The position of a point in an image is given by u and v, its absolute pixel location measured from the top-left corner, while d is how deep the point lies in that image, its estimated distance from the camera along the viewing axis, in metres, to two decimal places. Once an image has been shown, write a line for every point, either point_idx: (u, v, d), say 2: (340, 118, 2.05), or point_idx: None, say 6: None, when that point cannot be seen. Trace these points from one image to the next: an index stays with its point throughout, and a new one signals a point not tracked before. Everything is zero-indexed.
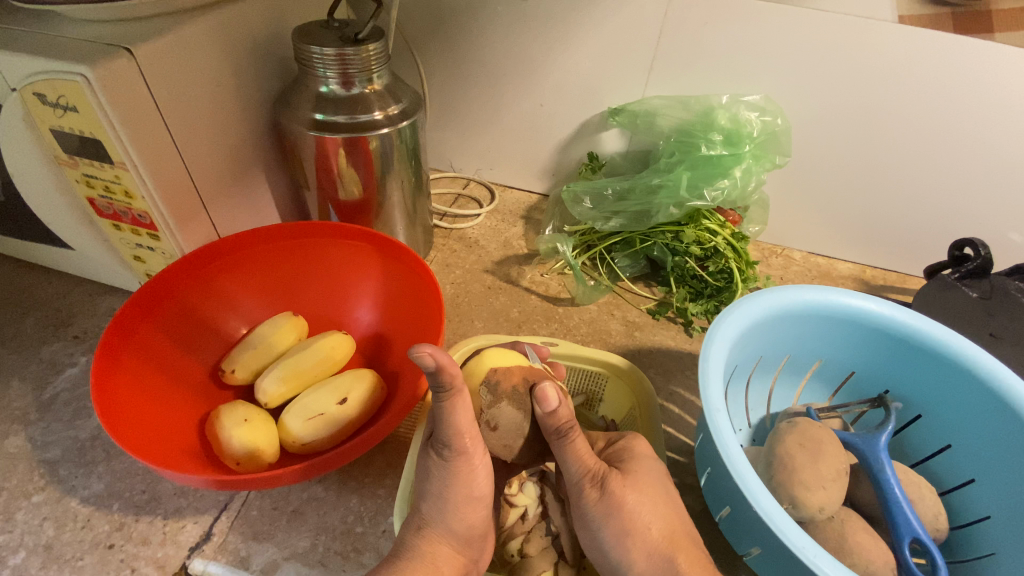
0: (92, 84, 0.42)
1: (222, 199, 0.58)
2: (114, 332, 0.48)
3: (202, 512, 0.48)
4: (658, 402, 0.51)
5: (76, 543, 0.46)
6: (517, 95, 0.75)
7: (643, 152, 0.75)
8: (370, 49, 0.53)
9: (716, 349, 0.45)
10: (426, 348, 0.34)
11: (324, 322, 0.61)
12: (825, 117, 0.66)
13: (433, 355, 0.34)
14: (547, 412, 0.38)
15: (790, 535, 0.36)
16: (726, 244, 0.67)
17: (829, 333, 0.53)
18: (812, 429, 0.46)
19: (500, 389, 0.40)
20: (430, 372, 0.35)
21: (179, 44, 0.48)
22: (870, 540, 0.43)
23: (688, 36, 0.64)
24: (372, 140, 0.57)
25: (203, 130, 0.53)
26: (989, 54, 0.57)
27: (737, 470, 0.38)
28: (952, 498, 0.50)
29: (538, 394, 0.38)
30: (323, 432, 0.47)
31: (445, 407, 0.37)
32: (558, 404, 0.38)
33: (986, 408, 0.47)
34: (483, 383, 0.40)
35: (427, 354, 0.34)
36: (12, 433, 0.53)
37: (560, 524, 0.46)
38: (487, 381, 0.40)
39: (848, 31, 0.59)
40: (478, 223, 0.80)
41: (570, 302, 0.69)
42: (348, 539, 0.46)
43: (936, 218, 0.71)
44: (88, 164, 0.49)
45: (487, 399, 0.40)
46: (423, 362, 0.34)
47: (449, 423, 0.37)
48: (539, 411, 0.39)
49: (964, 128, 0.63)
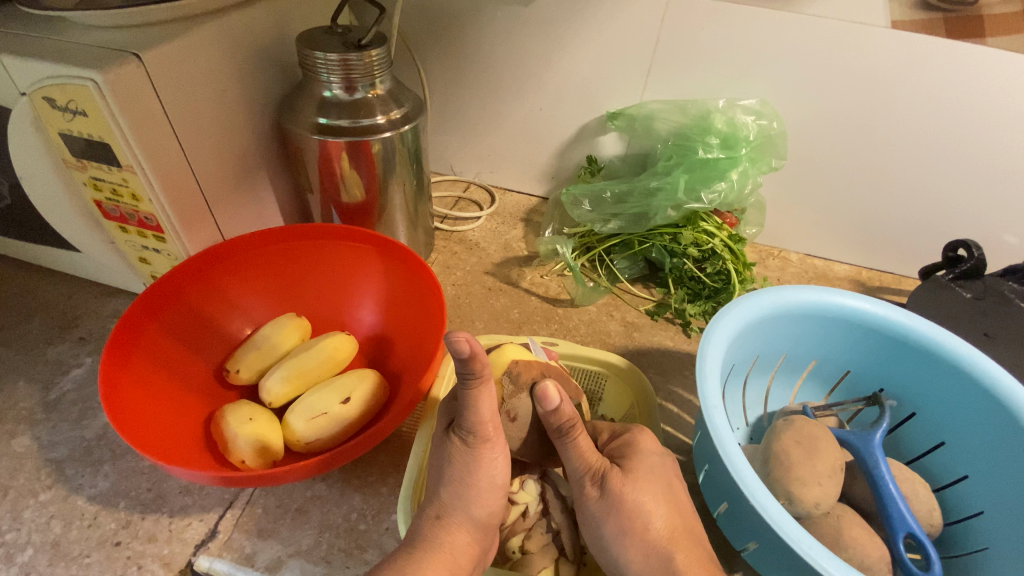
0: (102, 89, 0.43)
1: (226, 201, 0.59)
2: (121, 333, 0.48)
3: (208, 510, 0.49)
4: (659, 406, 0.51)
5: (83, 540, 0.46)
6: (517, 99, 0.76)
7: (642, 155, 0.76)
8: (374, 54, 0.54)
9: (713, 348, 0.45)
10: (462, 334, 0.36)
11: (326, 323, 0.62)
12: (821, 120, 0.67)
13: (468, 341, 0.36)
14: (551, 410, 0.40)
15: (786, 529, 0.36)
16: (723, 246, 0.68)
17: (824, 332, 0.54)
18: (809, 426, 0.47)
19: (522, 380, 0.43)
20: (462, 360, 0.37)
21: (186, 49, 0.49)
22: (865, 535, 0.43)
23: (686, 41, 0.65)
24: (375, 143, 0.58)
25: (208, 134, 0.54)
26: (981, 58, 0.58)
27: (734, 465, 0.39)
28: (947, 494, 0.51)
29: (540, 393, 0.40)
30: (327, 431, 0.48)
31: (471, 395, 0.39)
32: (560, 400, 0.40)
33: (979, 405, 0.48)
34: (505, 375, 0.43)
35: (463, 340, 0.36)
36: (18, 432, 0.53)
37: (560, 520, 0.47)
38: (509, 372, 0.43)
39: (842, 36, 0.60)
40: (479, 225, 0.80)
41: (570, 303, 0.70)
42: (352, 536, 0.47)
43: (931, 220, 0.72)
44: (96, 168, 0.50)
45: (509, 389, 0.43)
46: (459, 347, 0.36)
47: (474, 410, 0.40)
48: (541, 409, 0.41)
49: (958, 131, 0.64)
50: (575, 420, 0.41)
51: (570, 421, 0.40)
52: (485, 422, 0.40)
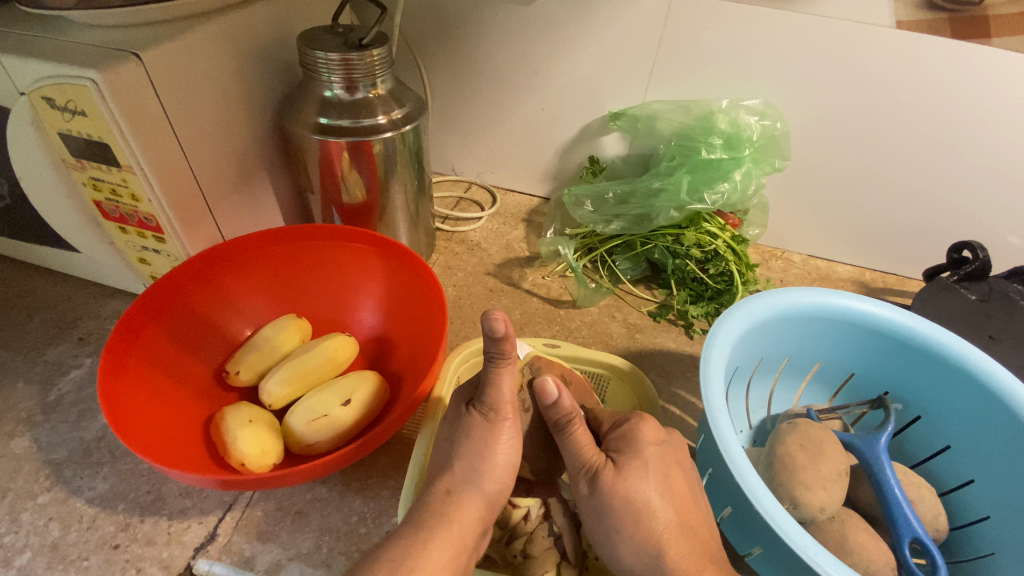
0: (101, 88, 0.43)
1: (227, 202, 0.59)
2: (120, 334, 0.48)
3: (207, 513, 0.49)
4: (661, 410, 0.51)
5: (81, 544, 0.46)
6: (518, 99, 0.75)
7: (644, 156, 0.76)
8: (375, 54, 0.53)
9: (717, 351, 0.45)
10: (501, 314, 0.39)
11: (327, 324, 0.62)
12: (824, 120, 0.67)
13: (503, 321, 0.39)
14: (550, 402, 0.42)
15: (791, 534, 0.36)
16: (726, 247, 0.68)
17: (829, 334, 0.54)
18: (813, 430, 0.47)
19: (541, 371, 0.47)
20: (497, 339, 0.39)
21: (185, 49, 0.48)
22: (870, 540, 0.43)
23: (688, 41, 0.64)
24: (376, 144, 0.57)
25: (208, 134, 0.53)
26: (986, 58, 0.57)
27: (739, 470, 0.39)
28: (952, 498, 0.51)
29: (541, 387, 0.42)
30: (327, 433, 0.47)
31: (494, 372, 0.41)
32: (559, 393, 0.42)
33: (984, 409, 0.48)
34: (527, 364, 0.48)
35: (500, 319, 0.39)
36: (17, 434, 0.53)
37: (562, 524, 0.47)
38: (531, 363, 0.48)
39: (846, 35, 0.60)
40: (480, 225, 0.80)
41: (571, 304, 0.70)
42: (352, 539, 0.47)
43: (935, 221, 0.71)
44: (95, 168, 0.50)
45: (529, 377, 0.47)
46: (496, 325, 0.39)
47: (494, 388, 0.42)
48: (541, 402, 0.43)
49: (964, 131, 0.63)
50: (574, 416, 0.42)
51: (568, 414, 0.42)
52: (506, 401, 0.42)
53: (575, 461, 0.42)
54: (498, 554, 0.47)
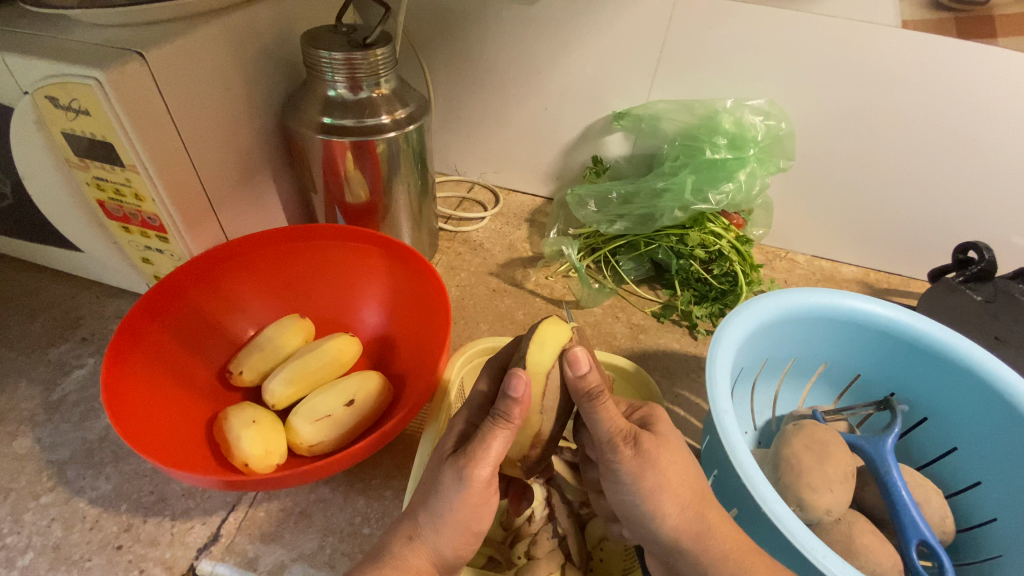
0: (105, 88, 0.43)
1: (230, 201, 0.59)
2: (123, 333, 0.48)
3: (210, 513, 0.48)
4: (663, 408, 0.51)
5: (85, 544, 0.46)
6: (522, 99, 0.75)
7: (648, 156, 0.76)
8: (378, 53, 0.53)
9: (722, 351, 0.45)
10: (521, 374, 0.37)
11: (330, 324, 0.61)
12: (829, 120, 0.67)
13: (524, 383, 0.37)
14: (579, 376, 0.38)
15: (799, 536, 0.36)
16: (731, 247, 0.67)
17: (834, 335, 0.53)
18: (819, 431, 0.46)
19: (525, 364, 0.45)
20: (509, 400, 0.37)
21: (189, 48, 0.48)
22: (877, 542, 0.43)
23: (692, 41, 0.64)
24: (380, 143, 0.57)
25: (211, 134, 0.53)
26: (993, 58, 0.57)
27: (745, 471, 0.38)
28: (959, 500, 0.51)
29: (569, 358, 0.38)
30: (330, 434, 0.47)
31: (489, 428, 0.38)
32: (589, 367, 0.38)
33: (991, 411, 0.47)
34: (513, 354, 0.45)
35: (520, 380, 0.37)
36: (20, 434, 0.53)
37: (566, 526, 0.47)
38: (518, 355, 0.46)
39: (852, 35, 0.59)
40: (484, 226, 0.80)
41: (575, 305, 0.70)
42: (355, 540, 0.46)
43: (940, 221, 0.71)
44: (99, 167, 0.49)
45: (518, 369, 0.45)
46: (515, 384, 0.37)
47: (483, 445, 0.37)
48: (569, 375, 0.39)
49: (969, 131, 0.63)
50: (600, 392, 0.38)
51: (597, 391, 0.38)
52: (489, 461, 0.37)
53: (606, 431, 0.38)
54: (500, 554, 0.46)
